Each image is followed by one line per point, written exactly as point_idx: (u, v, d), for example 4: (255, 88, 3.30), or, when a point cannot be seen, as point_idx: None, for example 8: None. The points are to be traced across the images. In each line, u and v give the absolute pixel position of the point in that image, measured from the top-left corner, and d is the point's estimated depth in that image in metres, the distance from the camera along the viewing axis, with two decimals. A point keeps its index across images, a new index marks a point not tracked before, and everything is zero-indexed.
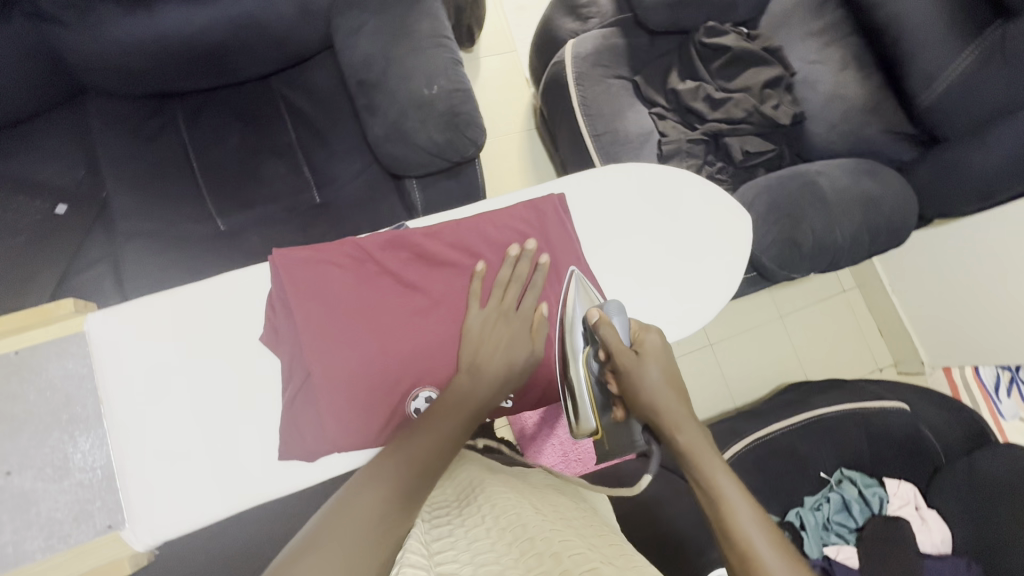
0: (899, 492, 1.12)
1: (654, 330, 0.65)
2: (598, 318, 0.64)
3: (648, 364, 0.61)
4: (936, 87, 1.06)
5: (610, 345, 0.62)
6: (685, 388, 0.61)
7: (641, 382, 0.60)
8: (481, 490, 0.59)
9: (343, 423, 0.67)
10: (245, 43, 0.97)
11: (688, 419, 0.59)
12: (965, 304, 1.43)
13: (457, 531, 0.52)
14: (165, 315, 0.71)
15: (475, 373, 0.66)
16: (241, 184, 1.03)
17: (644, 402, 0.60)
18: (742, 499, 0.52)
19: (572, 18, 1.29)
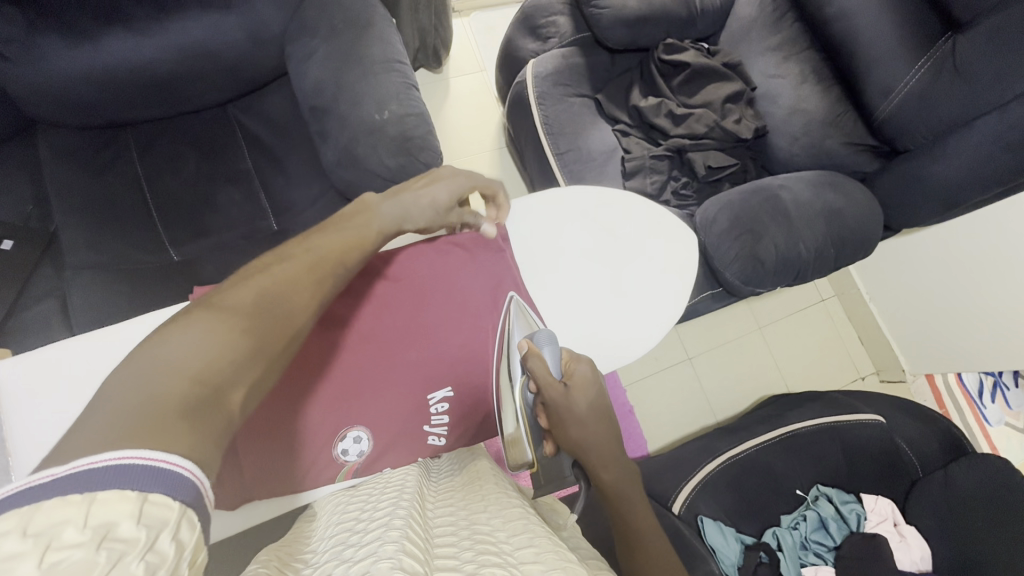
0: (877, 508, 1.09)
1: (584, 360, 0.65)
2: (527, 349, 0.65)
3: (577, 398, 0.62)
4: (893, 99, 1.05)
5: (541, 380, 0.62)
6: (610, 419, 0.65)
7: (571, 416, 0.62)
8: (484, 483, 0.61)
9: (259, 468, 0.58)
10: (195, 71, 0.97)
11: (618, 462, 0.65)
12: (939, 311, 1.43)
13: (460, 512, 0.53)
14: (82, 358, 0.66)
15: (394, 198, 0.64)
16: (196, 211, 1.01)
17: (575, 440, 0.62)
18: (651, 529, 0.66)
19: (532, 38, 1.29)
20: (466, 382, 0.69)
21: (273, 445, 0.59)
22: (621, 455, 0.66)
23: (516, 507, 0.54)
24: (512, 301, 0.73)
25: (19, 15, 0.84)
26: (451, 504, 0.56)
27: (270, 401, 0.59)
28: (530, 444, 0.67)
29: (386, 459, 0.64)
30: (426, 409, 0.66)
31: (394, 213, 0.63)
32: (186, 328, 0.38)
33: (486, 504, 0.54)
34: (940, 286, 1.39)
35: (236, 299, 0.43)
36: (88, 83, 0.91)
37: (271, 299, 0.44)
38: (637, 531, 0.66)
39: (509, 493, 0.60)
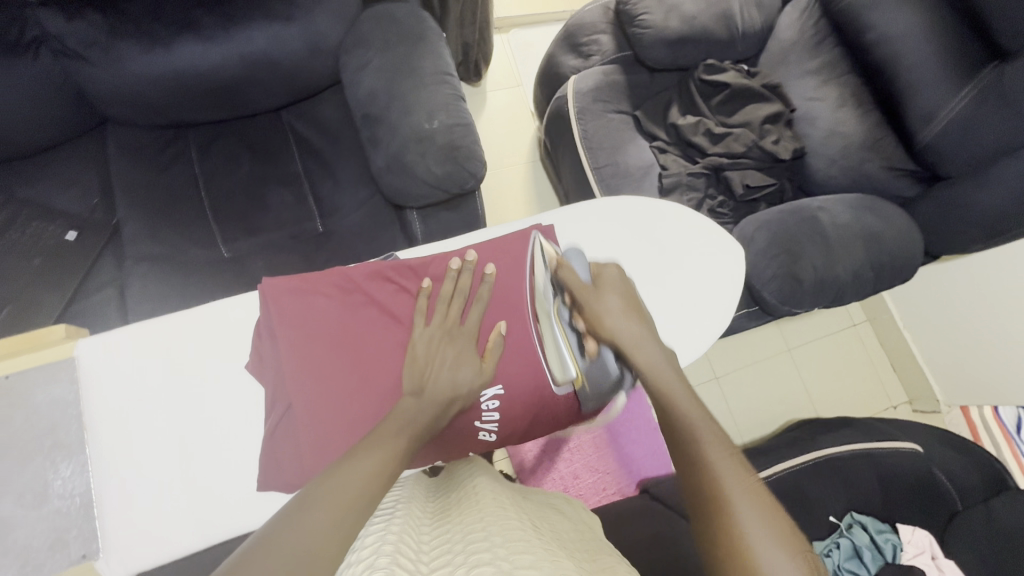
0: (913, 539, 1.05)
1: (609, 264, 0.71)
2: (556, 261, 0.71)
3: (606, 293, 0.67)
4: (936, 125, 1.05)
5: (573, 284, 0.68)
6: (642, 308, 0.68)
7: (604, 310, 0.66)
8: (476, 494, 0.61)
9: (324, 459, 0.60)
10: (256, 77, 1.02)
11: (650, 344, 0.65)
12: (979, 342, 1.39)
13: (456, 527, 0.53)
14: (154, 342, 0.70)
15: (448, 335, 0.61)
16: (248, 211, 1.06)
17: (610, 328, 0.65)
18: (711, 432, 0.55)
19: (574, 55, 1.33)
20: (515, 384, 0.68)
21: (338, 437, 0.61)
22: (657, 342, 0.66)
23: (508, 521, 0.52)
24: (540, 246, 0.71)
25: (102, 21, 0.90)
26: (450, 519, 0.56)
27: (340, 397, 0.62)
28: (572, 354, 0.68)
29: (436, 452, 0.68)
30: (478, 406, 0.67)
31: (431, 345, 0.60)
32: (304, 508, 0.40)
33: (478, 521, 0.52)
34: (976, 316, 1.37)
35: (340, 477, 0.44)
36: (159, 85, 0.97)
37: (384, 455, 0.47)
38: (693, 435, 0.55)
39: (504, 500, 0.60)
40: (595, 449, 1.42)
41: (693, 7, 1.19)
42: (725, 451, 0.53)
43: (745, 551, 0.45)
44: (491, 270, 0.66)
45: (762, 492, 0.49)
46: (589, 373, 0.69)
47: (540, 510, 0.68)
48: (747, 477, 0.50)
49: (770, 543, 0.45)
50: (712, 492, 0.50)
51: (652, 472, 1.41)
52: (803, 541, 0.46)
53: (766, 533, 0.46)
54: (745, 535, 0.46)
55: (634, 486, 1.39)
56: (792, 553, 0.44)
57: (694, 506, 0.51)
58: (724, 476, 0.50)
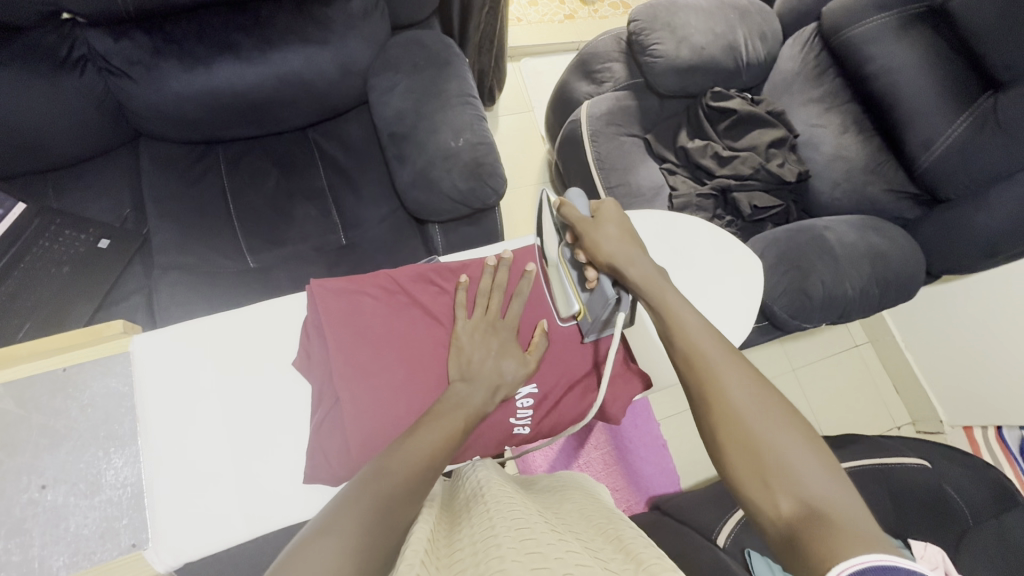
0: (928, 555, 1.10)
1: (609, 202, 0.71)
2: (559, 202, 0.71)
3: (605, 223, 0.66)
4: (935, 150, 1.11)
5: (572, 218, 0.68)
6: (640, 239, 0.67)
7: (601, 236, 0.65)
8: (489, 486, 0.61)
9: (369, 451, 0.62)
10: (289, 96, 1.06)
11: (648, 271, 0.63)
12: (979, 362, 1.42)
13: (467, 528, 0.53)
14: (205, 340, 0.74)
15: (492, 329, 0.64)
16: (274, 223, 1.09)
17: (607, 252, 0.64)
18: (716, 348, 0.56)
19: (587, 82, 1.39)
20: (549, 379, 0.71)
21: (384, 430, 0.63)
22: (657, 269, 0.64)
23: (517, 507, 0.54)
24: (544, 195, 0.71)
25: (148, 41, 0.95)
26: (463, 521, 0.56)
27: (386, 392, 0.64)
28: (574, 288, 0.68)
29: (473, 450, 0.69)
30: (512, 404, 0.69)
31: (473, 340, 0.63)
32: (353, 503, 0.43)
33: (489, 513, 0.53)
34: (978, 337, 1.40)
35: (388, 473, 0.47)
36: (197, 101, 1.01)
37: (422, 453, 0.50)
38: (692, 346, 0.56)
39: (517, 493, 0.60)
40: (605, 465, 1.43)
41: (701, 39, 1.26)
42: (741, 374, 0.53)
43: (771, 467, 0.47)
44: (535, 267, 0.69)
45: (784, 409, 0.51)
46: (590, 306, 0.68)
47: (555, 500, 0.68)
48: (766, 397, 0.51)
49: (792, 456, 0.47)
50: (732, 416, 0.50)
51: (662, 490, 1.42)
52: (823, 447, 0.48)
53: (794, 450, 0.47)
54: (769, 450, 0.48)
55: (643, 503, 1.40)
56: (814, 462, 0.47)
57: (714, 429, 0.51)
58: (743, 402, 0.51)
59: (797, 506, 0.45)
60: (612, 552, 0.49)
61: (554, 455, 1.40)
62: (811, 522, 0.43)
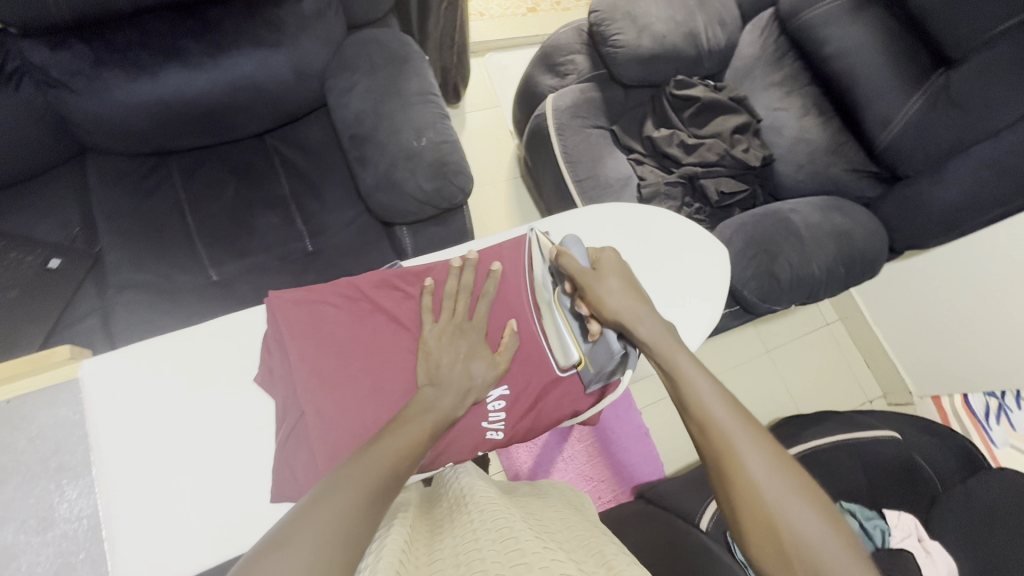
0: (900, 524, 1.09)
1: (609, 249, 0.68)
2: (557, 250, 0.68)
3: (608, 277, 0.64)
4: (892, 129, 1.13)
5: (573, 270, 0.65)
6: (644, 291, 0.65)
7: (606, 292, 0.63)
8: (471, 492, 0.60)
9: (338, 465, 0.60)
10: (243, 102, 1.03)
11: (658, 329, 0.62)
12: (943, 333, 1.47)
13: (450, 538, 0.52)
14: (160, 361, 0.71)
15: (458, 331, 0.63)
16: (235, 233, 1.06)
17: (613, 309, 0.62)
18: (731, 415, 0.55)
19: (550, 75, 1.38)
20: (521, 379, 0.69)
21: (353, 442, 0.61)
22: (665, 325, 0.63)
23: (502, 514, 0.53)
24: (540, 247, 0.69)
25: (87, 50, 0.90)
26: (445, 530, 0.55)
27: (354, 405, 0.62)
28: (574, 338, 0.67)
29: (446, 457, 0.66)
30: (483, 407, 0.67)
31: (438, 346, 0.62)
32: (319, 502, 0.43)
33: (473, 524, 0.52)
34: (940, 309, 1.45)
35: (355, 477, 0.46)
36: (144, 112, 0.97)
37: (389, 457, 0.50)
38: (705, 413, 0.55)
39: (496, 499, 0.59)
40: (589, 457, 1.44)
41: (662, 28, 1.26)
42: (758, 444, 0.53)
43: (791, 545, 0.47)
44: (498, 266, 0.68)
45: (801, 481, 0.50)
46: (592, 357, 0.67)
47: (535, 504, 0.67)
48: (784, 470, 0.51)
49: (813, 535, 0.47)
50: (751, 492, 0.50)
51: (646, 478, 1.43)
52: (842, 520, 0.49)
53: (814, 527, 0.47)
54: (787, 527, 0.48)
55: (628, 492, 1.41)
56: (840, 546, 0.46)
57: (732, 506, 0.51)
58: (762, 476, 0.50)
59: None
60: (594, 565, 0.49)
61: (538, 451, 1.41)
62: None
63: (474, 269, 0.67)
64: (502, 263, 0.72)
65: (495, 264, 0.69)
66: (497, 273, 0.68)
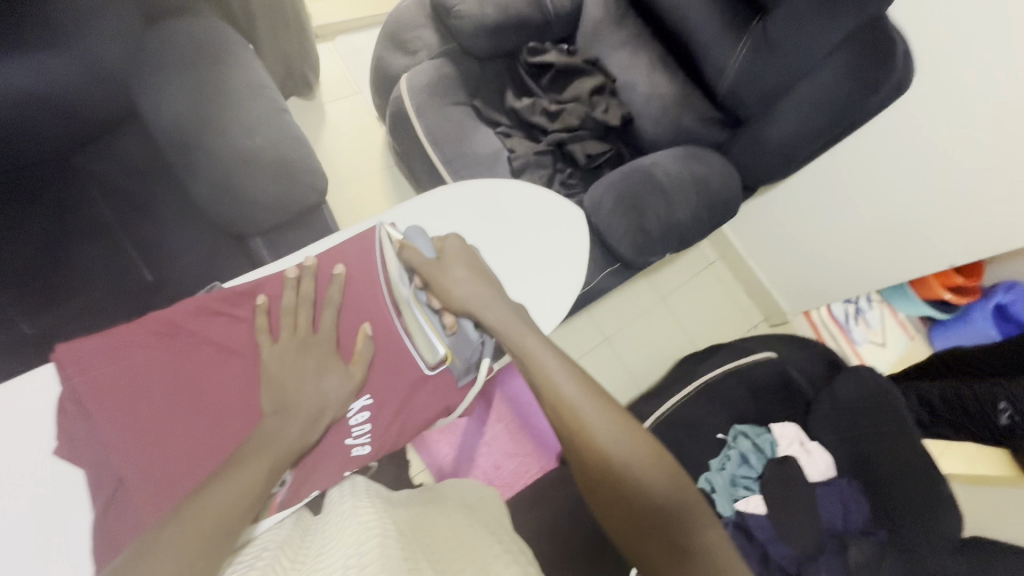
0: (785, 433, 1.22)
1: (453, 237, 0.71)
2: (401, 244, 0.69)
3: (452, 265, 0.67)
4: (728, 75, 1.21)
5: (417, 263, 0.67)
6: (489, 274, 0.69)
7: (451, 281, 0.66)
8: (346, 504, 0.57)
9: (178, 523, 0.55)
10: (22, 121, 0.86)
11: (504, 315, 0.66)
12: (802, 256, 1.63)
13: (318, 557, 0.49)
14: None
15: (302, 349, 0.60)
16: (49, 274, 0.90)
17: (460, 297, 0.65)
18: (580, 392, 0.60)
19: (401, 54, 1.31)
20: (383, 386, 0.67)
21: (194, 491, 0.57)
22: (512, 309, 0.67)
23: (372, 527, 0.50)
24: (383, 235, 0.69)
25: None
26: (317, 546, 0.52)
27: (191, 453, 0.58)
28: (436, 333, 0.67)
29: (311, 484, 0.62)
30: (346, 423, 0.64)
31: (280, 369, 0.58)
32: (147, 555, 0.41)
33: (342, 542, 0.49)
34: (795, 234, 1.61)
35: (191, 515, 0.44)
36: None
37: (231, 492, 0.48)
38: (558, 393, 0.61)
39: (370, 509, 0.56)
40: (510, 435, 1.44)
41: None
42: (602, 412, 0.60)
43: (638, 499, 0.55)
44: (342, 269, 0.67)
45: (639, 436, 0.59)
46: (456, 350, 0.68)
47: (426, 513, 0.64)
48: (626, 431, 0.59)
49: (652, 485, 0.56)
50: (603, 461, 0.57)
51: None
52: (671, 462, 0.59)
53: (651, 475, 0.57)
54: (635, 485, 0.56)
55: (552, 459, 1.44)
56: (672, 489, 0.57)
57: (589, 475, 0.58)
58: (609, 440, 0.58)
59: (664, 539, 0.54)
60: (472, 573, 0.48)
61: (460, 440, 1.40)
62: (670, 534, 0.54)
63: (313, 277, 0.65)
64: (346, 265, 0.69)
65: (337, 267, 0.66)
66: (342, 276, 0.66)
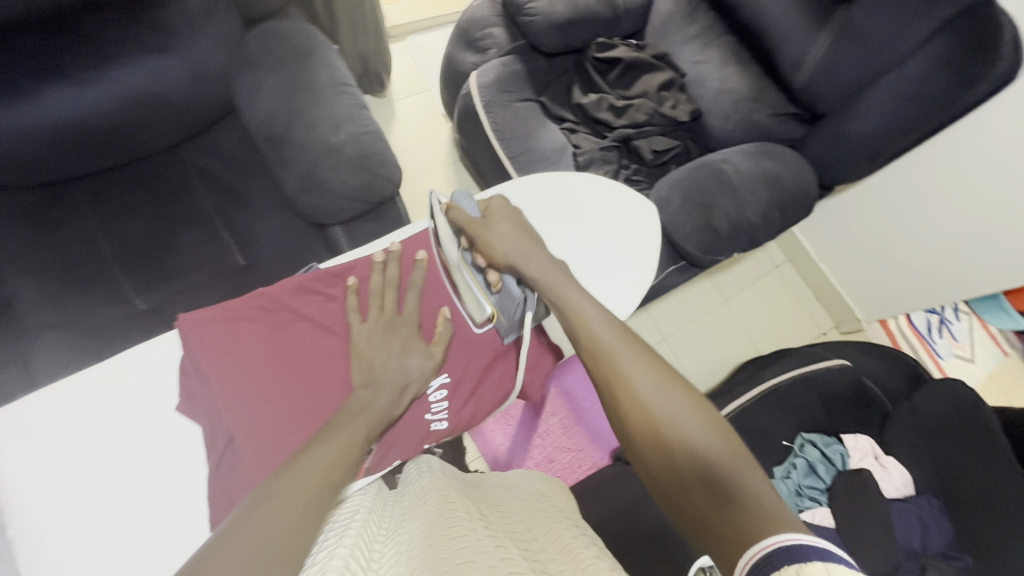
0: (857, 445, 1.17)
1: (498, 199, 0.74)
2: (448, 205, 0.73)
3: (496, 223, 0.70)
4: (806, 68, 1.15)
5: (463, 221, 0.71)
6: (531, 231, 0.72)
7: (495, 236, 0.69)
8: (429, 487, 0.60)
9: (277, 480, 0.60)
10: (142, 116, 0.96)
11: (546, 265, 0.68)
12: (880, 260, 1.54)
13: (405, 537, 0.51)
14: (79, 405, 0.68)
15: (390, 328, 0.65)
16: (161, 256, 1.00)
17: (502, 253, 0.68)
18: (617, 338, 0.60)
19: (471, 52, 1.35)
20: (459, 367, 0.71)
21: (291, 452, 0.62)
22: (552, 263, 0.69)
23: (457, 511, 0.52)
24: (433, 197, 0.72)
25: None
26: (403, 527, 0.54)
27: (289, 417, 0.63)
28: (482, 291, 0.70)
29: (392, 455, 0.66)
30: (426, 399, 0.68)
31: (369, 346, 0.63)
32: (264, 505, 0.44)
33: (428, 522, 0.51)
34: (874, 237, 1.51)
35: (299, 473, 0.48)
36: (28, 141, 0.88)
37: (332, 456, 0.51)
38: (593, 338, 0.61)
39: (452, 493, 0.58)
40: (564, 429, 1.45)
41: None
42: (638, 357, 0.58)
43: (672, 443, 0.51)
44: (424, 254, 0.71)
45: (678, 383, 0.55)
46: (501, 307, 0.70)
47: (497, 496, 0.67)
48: (663, 378, 0.56)
49: (689, 430, 0.51)
50: (634, 399, 0.54)
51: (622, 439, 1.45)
52: (717, 416, 0.53)
53: (690, 422, 0.52)
54: (670, 428, 0.51)
55: (606, 456, 1.44)
56: (713, 437, 0.51)
57: (623, 421, 0.55)
58: (643, 383, 0.55)
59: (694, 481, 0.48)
60: (553, 553, 0.51)
61: (514, 431, 1.42)
62: (708, 489, 0.47)
63: (398, 261, 0.69)
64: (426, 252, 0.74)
65: (419, 253, 0.70)
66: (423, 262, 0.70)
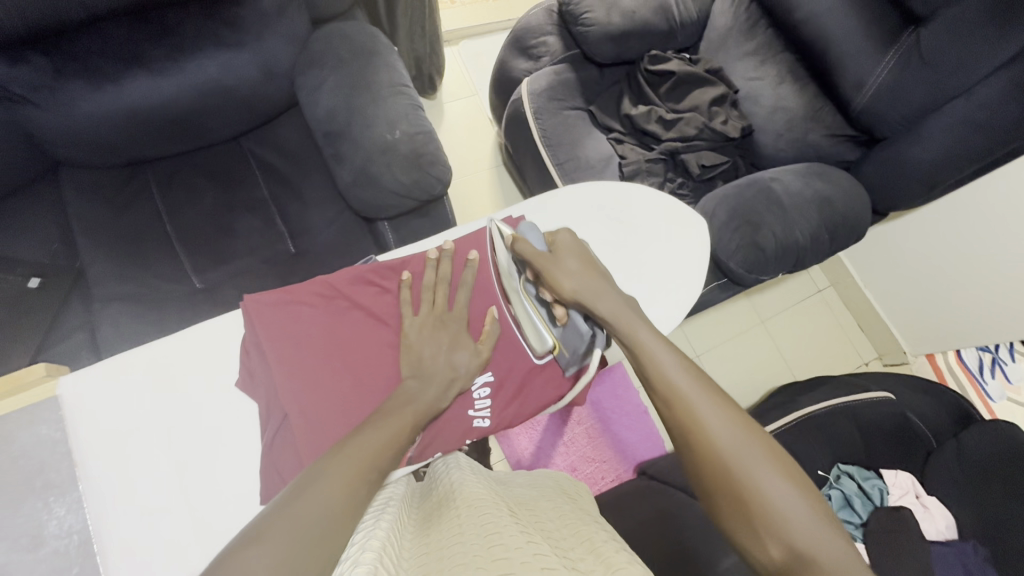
0: (897, 482, 1.13)
1: (564, 231, 0.71)
2: (513, 237, 0.70)
3: (564, 258, 0.67)
4: (868, 90, 1.12)
5: (529, 256, 0.68)
6: (599, 267, 0.68)
7: (563, 272, 0.66)
8: (460, 484, 0.60)
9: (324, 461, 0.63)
10: (213, 106, 1.01)
11: (618, 305, 0.64)
12: (932, 291, 1.48)
13: (436, 534, 0.52)
14: (144, 373, 0.72)
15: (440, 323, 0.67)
16: (220, 239, 1.05)
17: (571, 290, 0.65)
18: (694, 385, 0.56)
19: (525, 58, 1.37)
20: (503, 367, 0.73)
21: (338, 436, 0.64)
22: (623, 299, 0.65)
23: (489, 510, 0.52)
24: None
25: (46, 62, 0.86)
26: (433, 523, 0.55)
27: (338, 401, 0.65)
28: (545, 325, 0.70)
29: (433, 448, 0.67)
30: (469, 395, 0.70)
31: (421, 339, 0.65)
32: (313, 483, 0.46)
33: (461, 519, 0.51)
34: (927, 267, 1.46)
35: (346, 455, 0.50)
36: (110, 123, 0.95)
37: (376, 442, 0.52)
38: (670, 385, 0.56)
39: (484, 492, 0.59)
40: (590, 439, 1.44)
41: (631, 3, 1.25)
42: (718, 409, 0.54)
43: (762, 515, 0.48)
44: (476, 254, 0.72)
45: (761, 439, 0.53)
46: (565, 341, 0.70)
47: (527, 495, 0.68)
48: (746, 433, 0.53)
49: (780, 496, 0.49)
50: (719, 462, 0.51)
51: (648, 455, 1.44)
52: (803, 478, 0.51)
53: (780, 488, 0.49)
54: (760, 493, 0.49)
55: (631, 470, 1.42)
56: (805, 506, 0.48)
57: (702, 479, 0.53)
58: (728, 443, 0.52)
59: (789, 558, 0.47)
60: (582, 553, 0.51)
61: (539, 436, 1.42)
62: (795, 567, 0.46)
63: (450, 260, 0.71)
64: (477, 252, 0.75)
65: (472, 253, 0.72)
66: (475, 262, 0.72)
